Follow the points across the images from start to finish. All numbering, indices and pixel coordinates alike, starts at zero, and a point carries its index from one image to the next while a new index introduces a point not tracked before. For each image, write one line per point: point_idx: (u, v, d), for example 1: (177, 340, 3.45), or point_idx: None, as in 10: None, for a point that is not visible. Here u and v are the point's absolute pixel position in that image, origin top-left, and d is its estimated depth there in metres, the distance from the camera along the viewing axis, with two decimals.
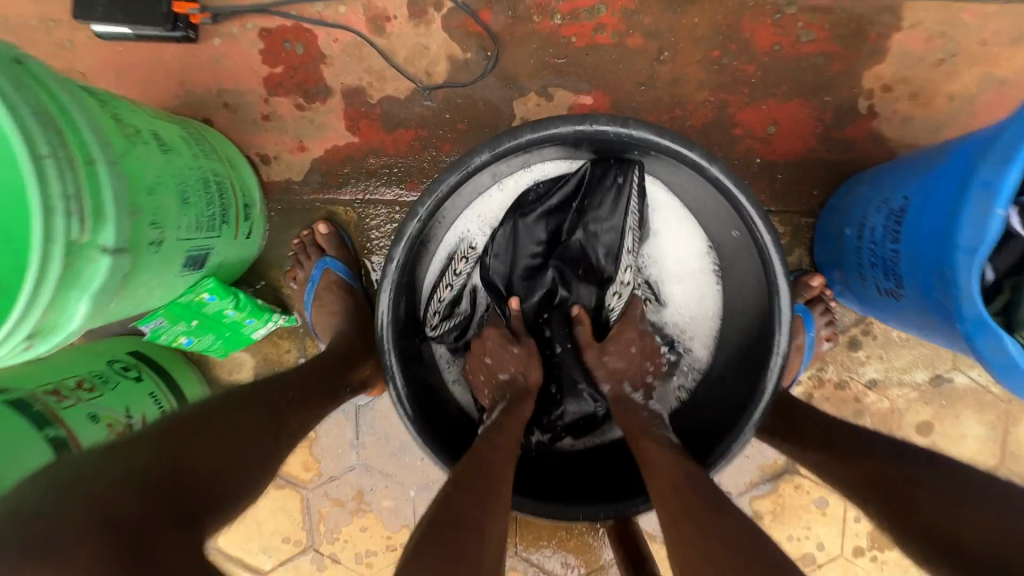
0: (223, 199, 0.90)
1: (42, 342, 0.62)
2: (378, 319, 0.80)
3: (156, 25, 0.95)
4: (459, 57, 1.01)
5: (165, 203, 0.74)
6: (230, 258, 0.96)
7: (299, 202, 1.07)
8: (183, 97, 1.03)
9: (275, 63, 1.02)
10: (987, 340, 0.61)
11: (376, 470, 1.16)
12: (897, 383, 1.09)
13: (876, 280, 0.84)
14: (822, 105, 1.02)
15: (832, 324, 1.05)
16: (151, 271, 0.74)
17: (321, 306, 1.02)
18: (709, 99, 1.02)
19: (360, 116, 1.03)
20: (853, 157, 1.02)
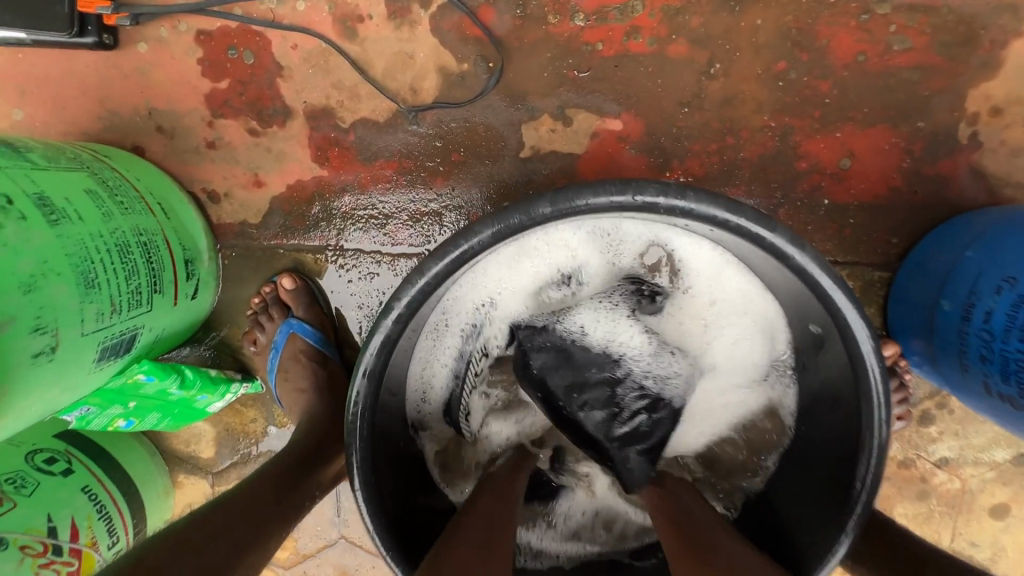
0: (153, 262, 0.71)
1: None
2: (350, 450, 0.60)
3: (57, 29, 0.73)
4: (453, 69, 0.79)
5: (56, 294, 0.55)
6: (169, 328, 0.77)
7: (257, 247, 0.87)
8: (105, 118, 0.82)
9: (219, 76, 0.80)
10: None
11: (361, 550, 1.01)
12: (972, 463, 0.92)
13: (990, 377, 0.66)
14: (912, 133, 0.81)
15: (902, 399, 0.88)
16: (39, 383, 0.56)
17: (286, 380, 0.84)
18: (770, 124, 0.80)
19: (329, 144, 0.82)
20: (947, 198, 0.82)
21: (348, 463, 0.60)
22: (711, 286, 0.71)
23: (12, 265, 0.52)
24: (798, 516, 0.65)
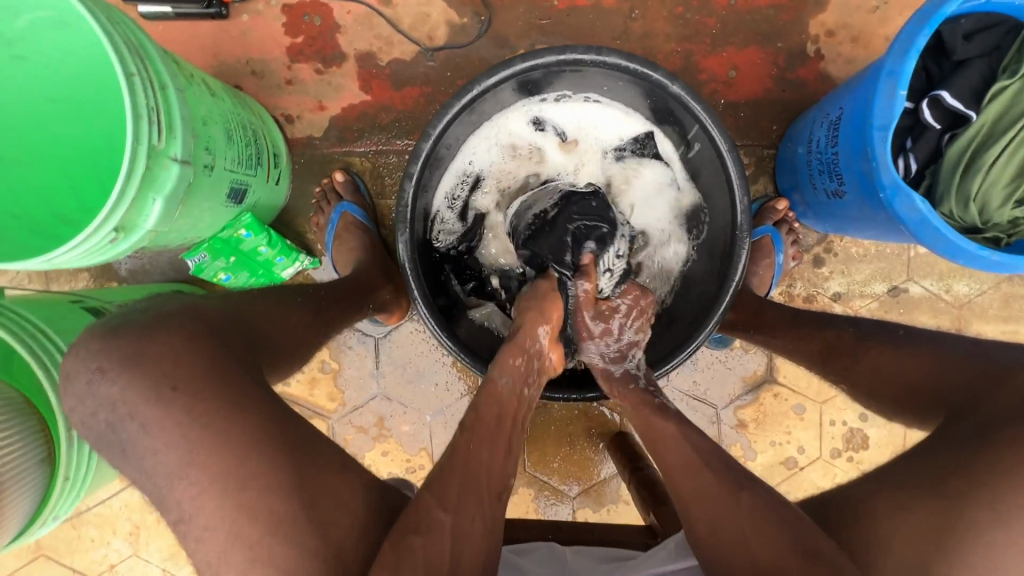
0: (258, 145, 1.04)
1: (124, 235, 0.75)
2: (397, 240, 0.90)
3: (195, 2, 1.10)
4: (457, 22, 1.16)
5: (214, 134, 0.88)
6: (263, 200, 1.10)
7: (319, 155, 1.21)
8: (216, 67, 1.18)
9: (296, 34, 1.17)
10: (901, 202, 0.75)
11: (394, 399, 1.27)
12: (859, 296, 1.21)
13: (826, 186, 0.98)
14: (775, 50, 1.16)
15: (797, 244, 1.19)
16: (204, 192, 0.88)
17: (342, 244, 1.15)
18: (677, 49, 1.16)
19: (371, 77, 1.17)
20: (805, 94, 1.17)
21: (397, 251, 0.89)
22: (620, 136, 1.03)
23: (198, 106, 0.84)
24: (709, 282, 0.95)
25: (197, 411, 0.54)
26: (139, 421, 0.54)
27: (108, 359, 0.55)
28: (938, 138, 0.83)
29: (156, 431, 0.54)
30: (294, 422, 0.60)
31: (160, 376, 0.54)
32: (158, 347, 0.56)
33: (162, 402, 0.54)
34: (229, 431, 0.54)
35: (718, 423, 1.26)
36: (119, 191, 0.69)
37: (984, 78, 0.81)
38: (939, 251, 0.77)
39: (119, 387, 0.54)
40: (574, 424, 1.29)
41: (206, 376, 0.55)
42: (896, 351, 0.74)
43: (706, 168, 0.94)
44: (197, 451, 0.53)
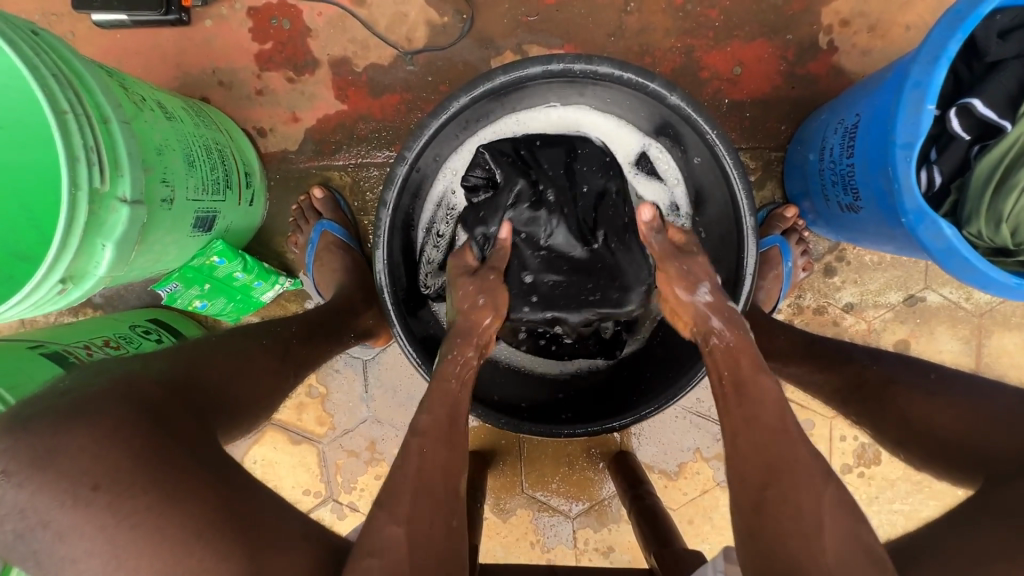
0: (226, 166, 0.97)
1: (75, 285, 0.69)
2: (374, 269, 0.83)
3: (151, 9, 1.01)
4: (437, 22, 1.07)
5: (172, 163, 0.81)
6: (236, 223, 1.03)
7: (295, 170, 1.13)
8: (180, 78, 1.09)
9: (264, 40, 1.08)
10: (928, 228, 0.68)
11: (386, 422, 1.23)
12: (873, 306, 1.14)
13: (839, 198, 0.90)
14: (784, 43, 1.07)
15: (806, 254, 1.11)
16: (164, 227, 0.81)
17: (322, 266, 1.09)
18: (677, 45, 1.07)
19: (348, 85, 1.09)
20: (817, 91, 1.08)
21: (375, 281, 0.83)
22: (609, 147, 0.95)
23: (151, 135, 0.77)
24: None
25: (127, 506, 0.48)
26: (53, 529, 0.48)
27: (15, 460, 0.49)
28: (966, 150, 0.75)
29: (70, 537, 0.48)
30: (253, 503, 0.55)
31: (81, 472, 0.49)
32: (74, 442, 0.50)
33: (80, 505, 0.48)
34: (162, 527, 0.49)
35: (723, 441, 1.21)
36: (59, 243, 0.63)
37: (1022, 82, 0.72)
38: (967, 280, 0.70)
39: (27, 493, 0.48)
40: (572, 443, 1.24)
41: (132, 473, 0.50)
42: (923, 399, 0.69)
43: (711, 182, 0.86)
44: (126, 557, 0.48)
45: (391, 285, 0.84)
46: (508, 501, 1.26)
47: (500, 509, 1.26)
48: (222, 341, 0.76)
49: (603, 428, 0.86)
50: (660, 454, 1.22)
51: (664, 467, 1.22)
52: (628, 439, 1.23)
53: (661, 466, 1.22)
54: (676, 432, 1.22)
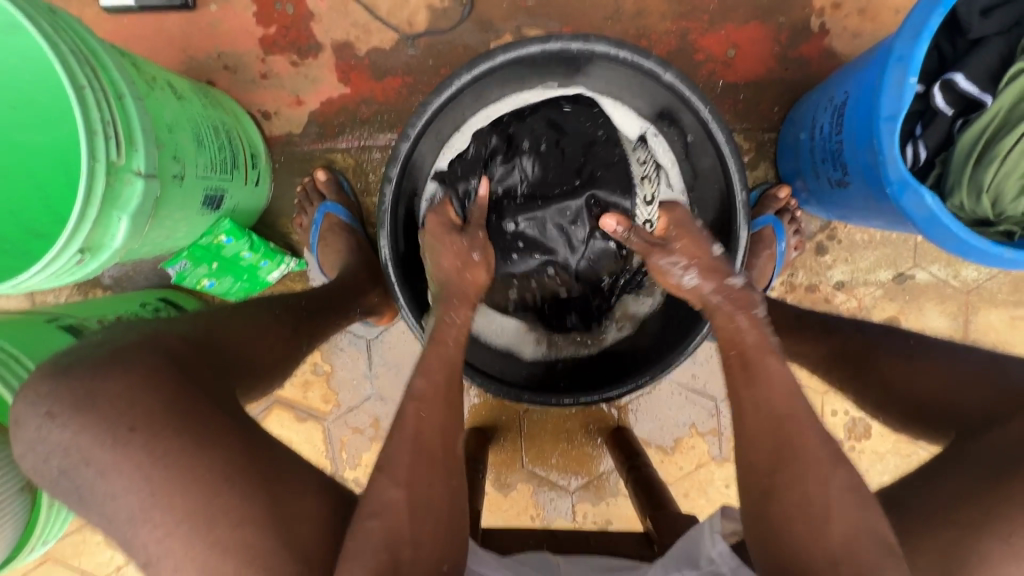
0: (233, 147, 1.00)
1: (91, 255, 0.72)
2: (379, 242, 0.86)
3: None
4: (437, 6, 1.09)
5: (183, 140, 0.83)
6: (243, 203, 1.06)
7: (299, 153, 1.16)
8: (186, 63, 1.12)
9: (268, 24, 1.10)
10: (911, 197, 0.71)
11: (390, 399, 1.26)
12: (863, 283, 1.18)
13: (829, 175, 0.93)
14: (777, 26, 1.09)
15: (799, 233, 1.14)
16: (176, 203, 0.84)
17: (327, 246, 1.12)
18: (672, 28, 1.09)
19: (350, 69, 1.11)
20: (809, 73, 1.10)
21: (380, 253, 0.86)
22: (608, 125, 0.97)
23: (162, 113, 0.80)
24: None
25: (161, 448, 0.52)
26: (95, 467, 0.52)
27: (58, 403, 0.52)
28: (950, 124, 0.78)
29: (112, 473, 0.52)
30: (274, 452, 0.58)
31: (119, 415, 0.52)
32: (111, 388, 0.53)
33: (120, 444, 0.51)
34: (194, 466, 0.52)
35: (718, 416, 1.24)
36: (79, 211, 0.65)
37: (1002, 58, 0.75)
38: (949, 249, 0.72)
39: (71, 432, 0.52)
40: (571, 420, 1.28)
41: (165, 417, 0.52)
42: (908, 363, 0.72)
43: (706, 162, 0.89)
44: (160, 494, 0.51)
45: (394, 258, 0.87)
46: (508, 477, 1.29)
47: (500, 483, 1.29)
48: (234, 309, 0.79)
49: (603, 395, 0.88)
50: (656, 430, 1.26)
51: (660, 443, 1.26)
52: (625, 415, 1.27)
53: (658, 441, 1.26)
54: (672, 408, 1.25)
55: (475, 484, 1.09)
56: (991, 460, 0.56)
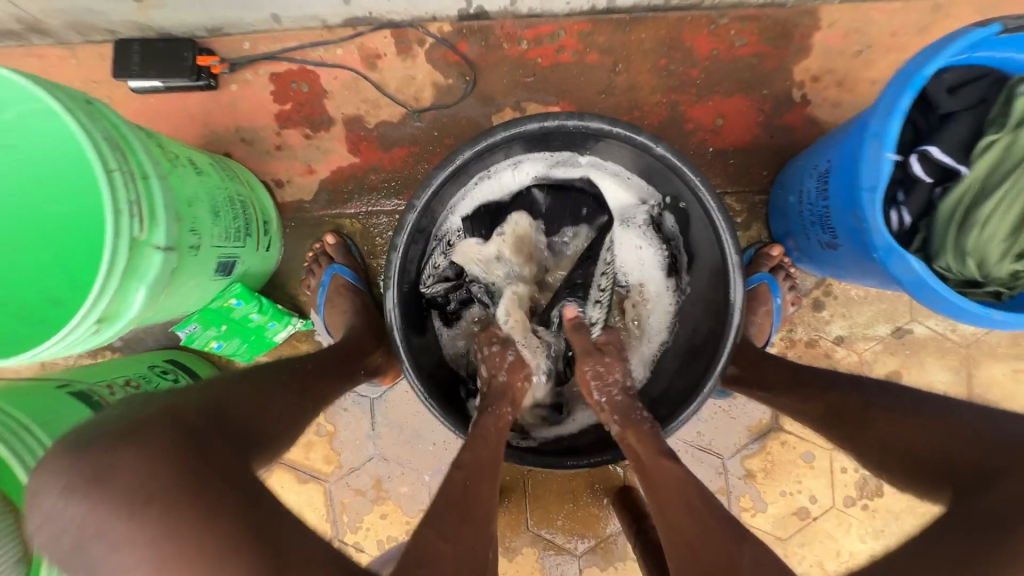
0: (247, 215, 1.04)
1: (107, 325, 0.75)
2: (387, 303, 0.89)
3: (183, 76, 1.12)
4: (442, 83, 1.17)
5: (200, 214, 0.88)
6: (254, 268, 1.09)
7: (310, 219, 1.21)
8: (206, 136, 1.19)
9: (284, 101, 1.18)
10: (896, 263, 0.73)
11: (392, 459, 1.25)
12: (862, 338, 1.19)
13: (818, 236, 0.97)
14: (761, 98, 1.16)
15: (794, 289, 1.16)
16: (189, 272, 0.87)
17: (333, 308, 1.14)
18: (662, 100, 1.17)
19: (360, 140, 1.18)
20: (793, 139, 1.17)
21: (387, 311, 0.89)
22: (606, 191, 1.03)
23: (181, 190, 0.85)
24: (703, 338, 0.95)
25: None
26: (107, 541, 0.51)
27: (73, 479, 0.52)
28: (929, 192, 0.82)
29: (124, 548, 0.51)
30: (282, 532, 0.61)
31: (133, 491, 0.52)
32: (130, 460, 0.54)
33: (135, 517, 0.51)
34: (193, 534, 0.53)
35: (726, 474, 1.23)
36: (100, 286, 0.69)
37: (972, 132, 0.79)
38: (940, 311, 0.75)
39: (86, 509, 0.51)
40: (576, 479, 1.25)
41: (180, 478, 0.55)
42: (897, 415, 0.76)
43: (706, 289, 0.96)
44: None
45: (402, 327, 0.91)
46: (512, 540, 1.26)
47: (505, 547, 1.26)
48: (244, 387, 0.77)
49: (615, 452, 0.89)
50: None
51: None
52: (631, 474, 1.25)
53: None
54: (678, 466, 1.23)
55: None
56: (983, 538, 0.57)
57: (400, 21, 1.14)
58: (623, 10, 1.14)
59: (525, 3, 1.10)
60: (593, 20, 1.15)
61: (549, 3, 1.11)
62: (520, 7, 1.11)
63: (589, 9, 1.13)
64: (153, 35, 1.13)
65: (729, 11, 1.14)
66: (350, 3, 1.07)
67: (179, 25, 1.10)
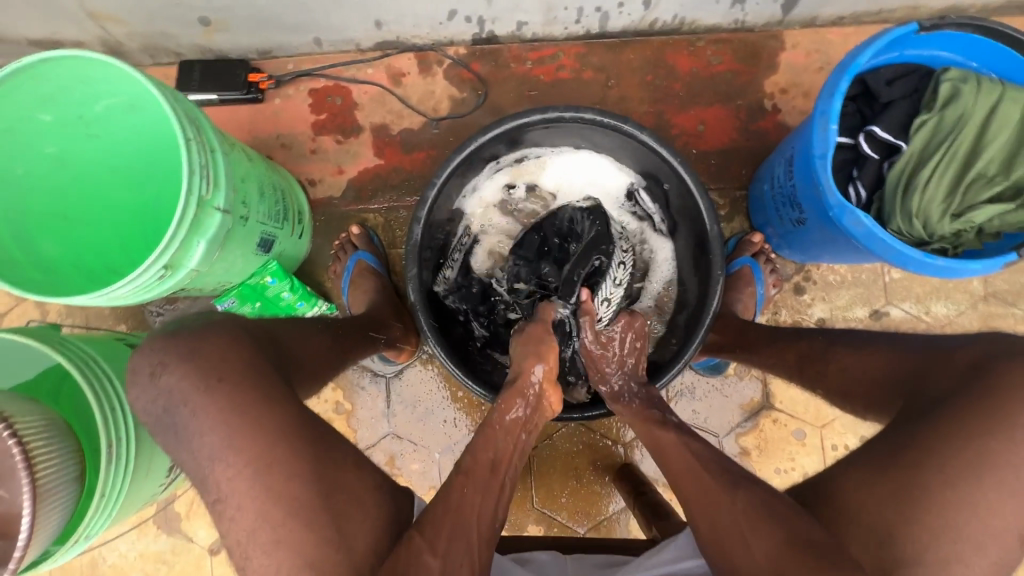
0: (286, 203, 1.19)
1: (170, 273, 0.88)
2: (408, 270, 1.01)
3: (236, 90, 1.30)
4: (457, 97, 1.35)
5: (251, 191, 1.02)
6: (288, 251, 1.23)
7: (338, 214, 1.36)
8: (251, 141, 1.36)
9: (321, 112, 1.36)
10: (849, 219, 0.85)
11: (404, 437, 1.32)
12: (843, 320, 1.28)
13: (790, 215, 1.10)
14: (737, 107, 1.33)
15: (776, 273, 1.27)
16: (238, 240, 1.01)
17: (357, 289, 1.26)
18: (650, 110, 1.33)
19: (385, 145, 1.35)
20: (767, 142, 1.32)
21: (408, 277, 1.01)
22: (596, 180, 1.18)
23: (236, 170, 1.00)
24: (692, 304, 1.05)
25: (234, 403, 0.68)
26: (190, 407, 0.69)
27: (167, 355, 0.71)
28: (878, 167, 0.95)
29: (201, 414, 0.68)
30: (317, 440, 0.72)
31: (209, 372, 0.70)
32: (206, 348, 0.72)
33: (210, 390, 0.69)
34: (260, 417, 0.68)
35: (722, 452, 1.29)
36: (173, 233, 0.82)
37: (909, 115, 0.93)
38: (891, 260, 0.86)
39: (177, 378, 0.70)
40: (578, 457, 1.31)
41: (245, 372, 0.71)
42: (859, 353, 0.86)
43: (693, 261, 1.07)
44: (237, 436, 0.67)
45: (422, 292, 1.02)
46: (518, 518, 1.30)
47: (511, 525, 1.30)
48: (288, 322, 0.91)
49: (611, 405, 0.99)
50: None
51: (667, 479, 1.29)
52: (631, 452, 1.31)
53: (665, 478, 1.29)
54: None
55: None
56: (923, 433, 0.67)
57: (423, 45, 1.33)
58: (613, 35, 1.32)
59: (529, 29, 1.29)
60: (588, 44, 1.34)
61: (550, 29, 1.30)
62: (525, 32, 1.30)
63: (584, 34, 1.32)
64: (212, 57, 1.33)
65: (705, 35, 1.33)
66: (382, 28, 1.26)
67: (235, 48, 1.30)
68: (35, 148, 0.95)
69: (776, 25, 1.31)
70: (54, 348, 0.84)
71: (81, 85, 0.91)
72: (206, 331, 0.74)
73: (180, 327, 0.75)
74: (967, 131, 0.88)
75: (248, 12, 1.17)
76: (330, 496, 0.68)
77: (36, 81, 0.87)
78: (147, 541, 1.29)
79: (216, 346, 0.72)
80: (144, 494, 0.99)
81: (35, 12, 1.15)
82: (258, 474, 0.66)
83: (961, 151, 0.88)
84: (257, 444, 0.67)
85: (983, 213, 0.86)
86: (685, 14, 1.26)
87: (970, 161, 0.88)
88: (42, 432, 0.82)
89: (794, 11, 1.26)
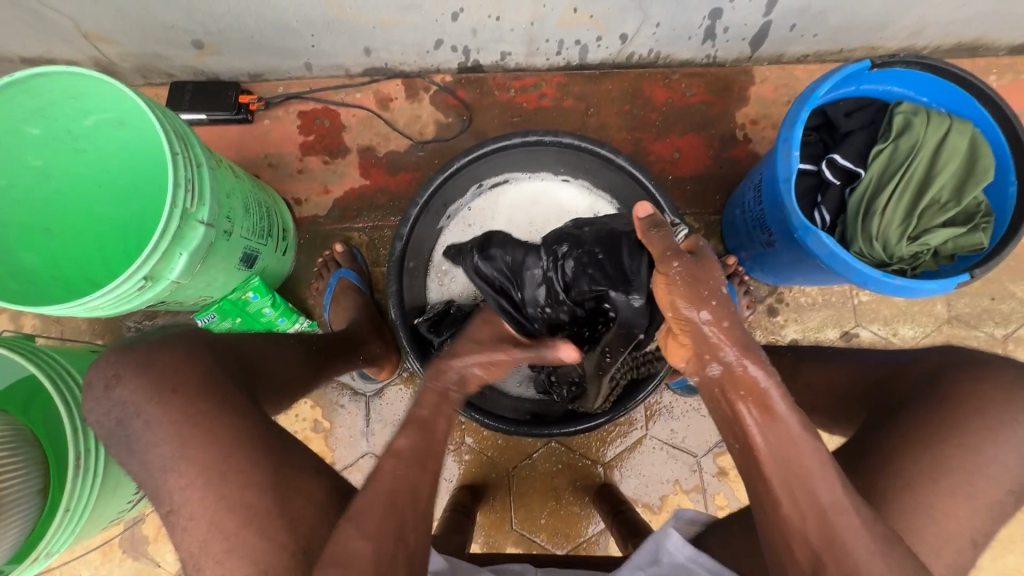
0: (272, 220, 1.20)
1: (150, 284, 0.88)
2: (389, 287, 1.04)
3: (226, 110, 1.33)
4: (442, 121, 1.39)
5: (235, 206, 1.04)
6: (270, 267, 1.24)
7: (322, 232, 1.38)
8: (239, 160, 1.39)
9: (309, 133, 1.39)
10: (813, 239, 0.89)
11: None
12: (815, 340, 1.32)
13: (760, 238, 1.15)
14: (710, 136, 1.39)
15: (750, 294, 1.31)
16: (221, 253, 1.02)
17: (338, 306, 1.27)
18: (628, 137, 1.39)
19: (371, 166, 1.38)
20: (739, 170, 1.38)
21: (389, 295, 1.03)
22: (569, 201, 1.22)
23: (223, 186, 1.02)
24: None
25: (186, 416, 0.68)
26: (143, 419, 0.69)
27: (123, 368, 0.71)
28: (840, 192, 1.00)
29: (155, 428, 0.68)
30: (288, 449, 0.72)
31: (158, 386, 0.70)
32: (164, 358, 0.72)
33: (162, 402, 0.69)
34: (214, 428, 0.68)
35: (700, 472, 1.29)
36: (154, 245, 0.83)
37: (866, 145, 0.99)
38: (853, 280, 0.90)
39: (130, 391, 0.70)
40: (558, 477, 1.31)
41: (198, 386, 0.71)
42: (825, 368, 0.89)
43: None
44: (186, 446, 0.67)
45: (402, 310, 1.04)
46: (496, 540, 1.29)
47: (489, 547, 1.28)
48: (258, 338, 0.90)
49: (592, 422, 1.00)
50: (642, 487, 1.30)
51: (647, 500, 1.29)
52: (611, 473, 1.30)
53: (644, 499, 1.29)
54: (655, 464, 1.30)
55: (458, 527, 1.13)
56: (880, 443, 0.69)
57: (410, 72, 1.38)
58: (593, 67, 1.39)
59: (512, 59, 1.35)
60: (569, 74, 1.40)
61: (532, 60, 1.36)
62: (509, 62, 1.36)
63: (565, 65, 1.38)
64: (204, 78, 1.37)
65: (680, 68, 1.40)
66: (370, 55, 1.31)
67: (227, 70, 1.34)
68: (21, 161, 0.96)
69: (745, 61, 1.39)
70: (28, 359, 0.83)
71: (72, 100, 0.92)
72: (164, 344, 0.74)
73: (134, 342, 0.75)
74: (919, 160, 0.94)
75: (240, 36, 1.21)
76: (299, 506, 0.68)
77: (26, 95, 0.89)
78: (110, 566, 1.24)
79: (169, 358, 0.72)
80: (110, 512, 0.96)
81: (30, 30, 1.18)
82: (225, 482, 0.66)
83: (915, 179, 0.94)
84: (225, 451, 0.67)
85: (936, 236, 0.92)
86: (660, 49, 1.33)
87: (924, 188, 0.94)
88: (7, 441, 0.83)
89: (761, 49, 1.34)
